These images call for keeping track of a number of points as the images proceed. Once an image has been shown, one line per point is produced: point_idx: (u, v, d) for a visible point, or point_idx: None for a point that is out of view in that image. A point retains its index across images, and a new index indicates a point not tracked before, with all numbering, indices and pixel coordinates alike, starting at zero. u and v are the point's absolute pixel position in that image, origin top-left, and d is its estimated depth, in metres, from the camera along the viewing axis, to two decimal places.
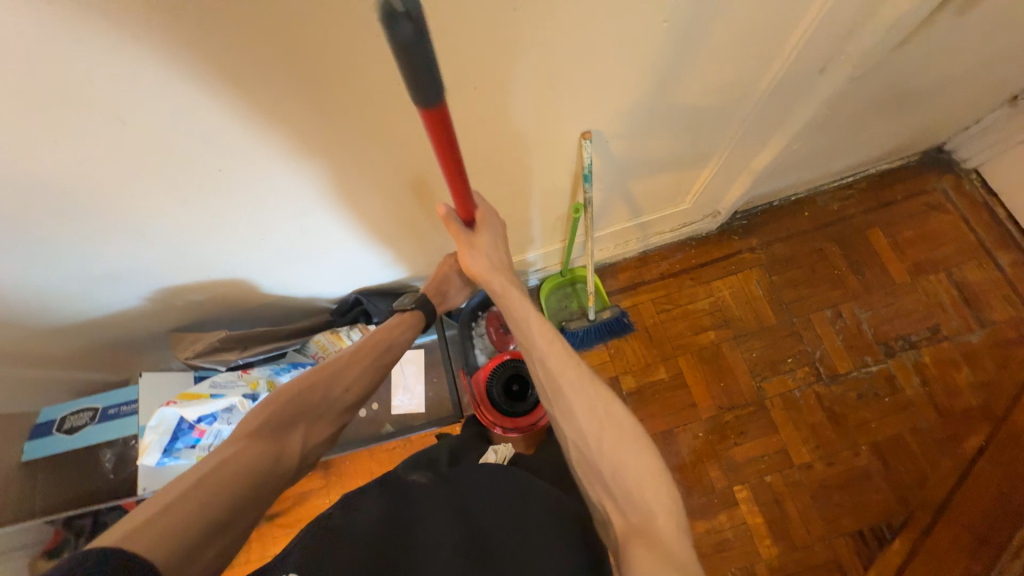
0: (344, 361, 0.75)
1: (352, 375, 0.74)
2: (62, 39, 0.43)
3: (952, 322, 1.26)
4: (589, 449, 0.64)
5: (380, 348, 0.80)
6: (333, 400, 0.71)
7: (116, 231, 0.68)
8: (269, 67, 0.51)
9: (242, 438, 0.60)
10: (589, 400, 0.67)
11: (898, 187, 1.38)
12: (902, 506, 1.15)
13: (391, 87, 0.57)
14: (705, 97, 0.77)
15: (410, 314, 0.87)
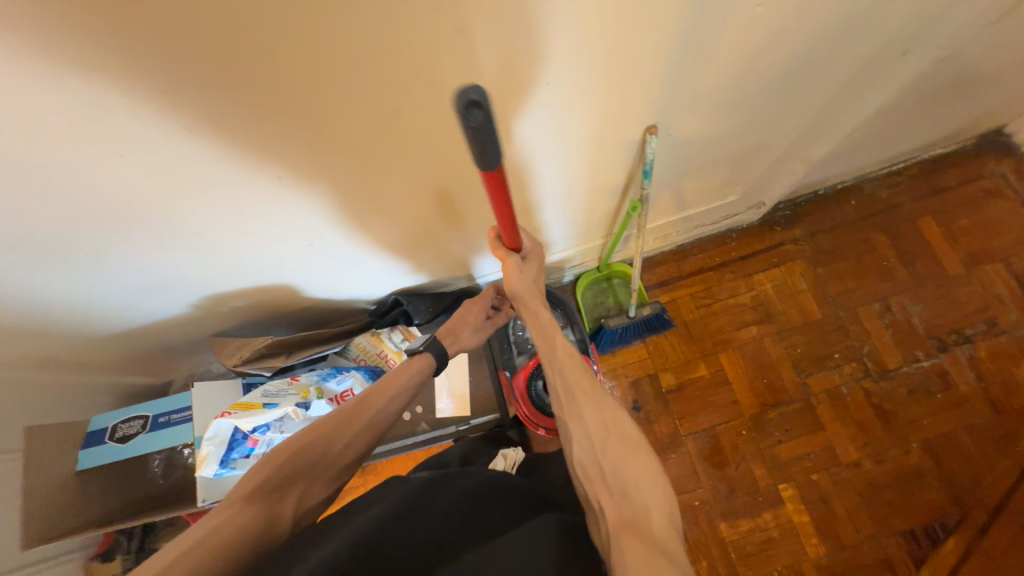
0: (346, 413, 0.69)
1: (352, 433, 0.68)
2: (128, 42, 0.41)
3: (1009, 315, 1.21)
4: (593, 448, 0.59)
5: (382, 400, 0.72)
6: (330, 463, 0.65)
7: (167, 238, 0.66)
8: (347, 61, 0.48)
9: (235, 501, 0.56)
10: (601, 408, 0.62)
11: (952, 172, 1.31)
12: (956, 505, 1.11)
13: (464, 79, 0.54)
14: (776, 85, 0.73)
15: (418, 357, 0.80)
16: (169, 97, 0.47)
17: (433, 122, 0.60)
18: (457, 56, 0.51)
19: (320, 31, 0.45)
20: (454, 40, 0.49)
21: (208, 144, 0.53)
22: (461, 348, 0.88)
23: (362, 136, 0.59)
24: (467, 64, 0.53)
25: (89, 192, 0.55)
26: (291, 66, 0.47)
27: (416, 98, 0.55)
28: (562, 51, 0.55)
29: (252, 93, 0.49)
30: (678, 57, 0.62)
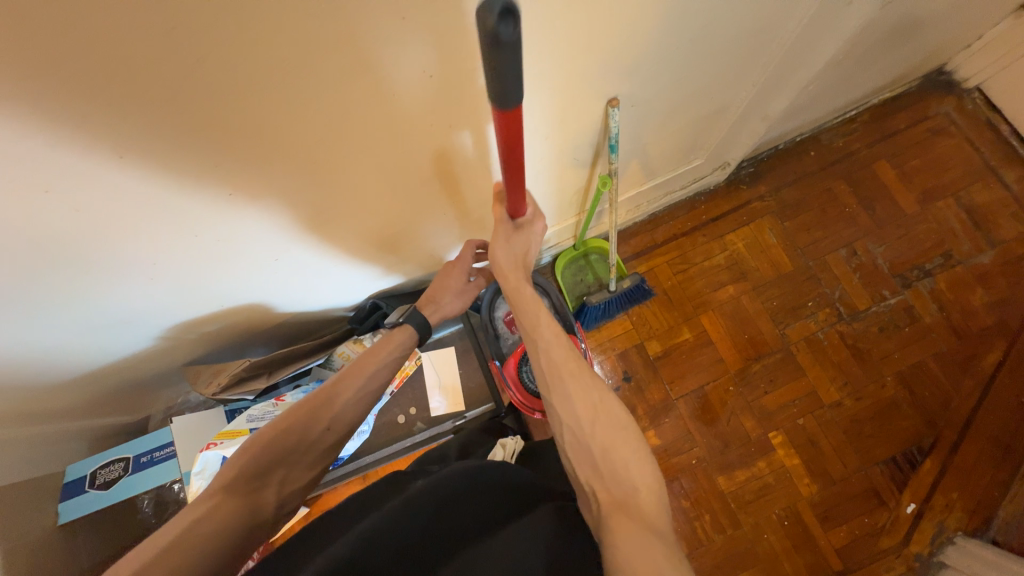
0: (316, 402, 0.67)
1: (335, 410, 0.67)
2: (48, 69, 0.37)
3: (964, 246, 1.27)
4: (579, 429, 0.61)
5: (364, 372, 0.72)
6: (310, 444, 0.64)
7: (117, 271, 0.61)
8: (289, 65, 0.45)
9: (215, 493, 0.55)
10: (586, 386, 0.64)
11: (901, 115, 1.35)
12: (931, 428, 1.19)
13: (418, 71, 0.52)
14: (731, 47, 0.73)
15: (399, 330, 0.80)
16: (96, 124, 0.43)
17: (391, 120, 0.57)
18: (406, 46, 0.49)
19: (254, 35, 0.41)
20: (400, 30, 0.47)
21: (148, 169, 0.49)
22: (442, 317, 0.87)
23: (316, 144, 0.56)
24: (419, 56, 0.50)
25: (19, 234, 0.50)
26: (226, 76, 0.44)
27: (369, 99, 0.53)
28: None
29: (189, 110, 0.45)
30: (635, 28, 0.60)
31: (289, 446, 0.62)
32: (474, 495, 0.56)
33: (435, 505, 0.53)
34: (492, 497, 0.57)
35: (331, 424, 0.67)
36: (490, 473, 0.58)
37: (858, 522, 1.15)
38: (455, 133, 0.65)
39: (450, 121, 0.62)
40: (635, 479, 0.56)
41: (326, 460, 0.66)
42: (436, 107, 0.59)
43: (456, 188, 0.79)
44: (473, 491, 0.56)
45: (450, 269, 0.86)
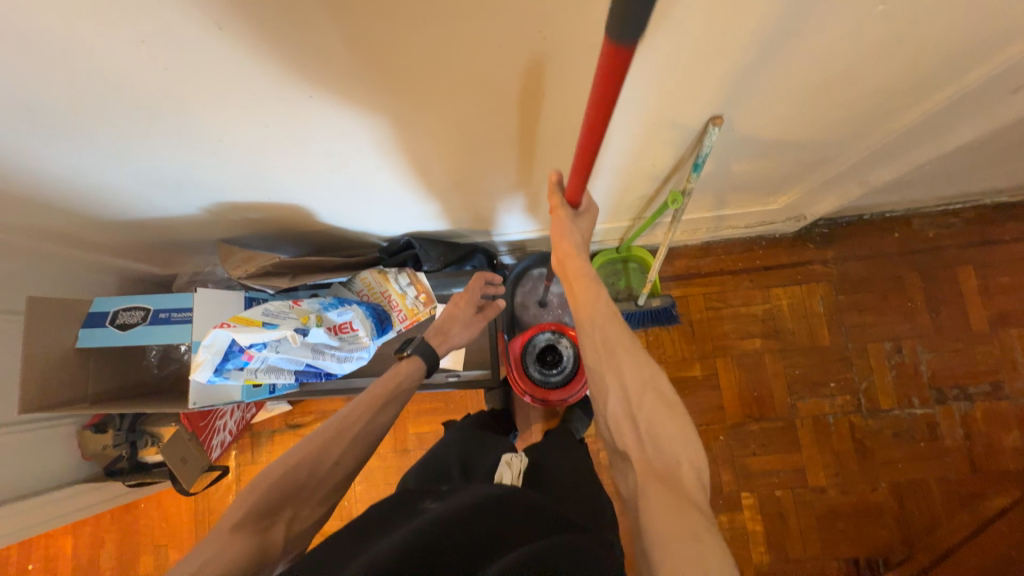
0: (334, 429, 0.68)
1: (349, 438, 0.68)
2: None
3: (1018, 382, 1.18)
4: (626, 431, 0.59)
5: (379, 401, 0.74)
6: (319, 481, 0.63)
7: (185, 138, 0.62)
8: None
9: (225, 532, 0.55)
10: (639, 363, 0.61)
11: (1010, 225, 1.23)
12: (905, 545, 1.16)
13: (531, 29, 0.48)
14: (864, 101, 0.66)
15: (407, 362, 0.83)
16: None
17: (487, 70, 0.54)
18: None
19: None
20: None
21: (244, 48, 0.48)
22: (449, 348, 0.91)
23: (407, 71, 0.53)
24: (539, 14, 0.47)
25: (104, 74, 0.50)
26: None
27: (475, 43, 0.50)
28: (646, 18, 0.48)
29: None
30: (773, 50, 0.54)
31: (300, 480, 0.62)
32: (473, 519, 0.57)
33: (443, 521, 0.56)
34: (495, 524, 0.58)
35: (340, 461, 0.66)
36: (490, 502, 0.61)
37: None
38: (545, 104, 0.62)
39: (546, 87, 0.59)
40: (679, 453, 0.56)
41: (330, 436, 0.67)
42: (537, 71, 0.55)
43: (525, 155, 0.76)
44: (478, 514, 0.58)
45: (459, 302, 0.92)
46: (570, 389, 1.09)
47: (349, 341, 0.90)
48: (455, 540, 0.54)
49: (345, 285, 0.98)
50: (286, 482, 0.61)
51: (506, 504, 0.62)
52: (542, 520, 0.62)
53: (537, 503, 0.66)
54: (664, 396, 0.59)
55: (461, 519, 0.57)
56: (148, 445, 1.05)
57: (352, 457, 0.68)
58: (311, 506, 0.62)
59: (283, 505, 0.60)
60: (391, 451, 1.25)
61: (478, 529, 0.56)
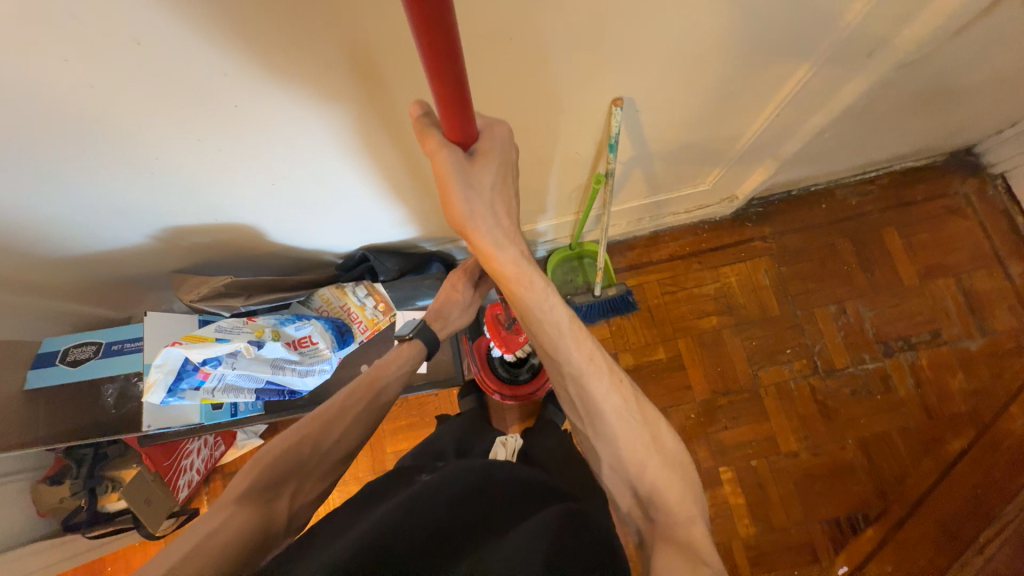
0: (334, 410, 0.70)
1: (344, 425, 0.70)
2: None
3: (954, 328, 1.26)
4: (626, 472, 0.61)
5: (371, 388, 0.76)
6: (322, 456, 0.66)
7: (126, 162, 0.65)
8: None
9: (230, 503, 0.56)
10: (634, 428, 0.62)
11: (920, 186, 1.35)
12: (880, 499, 1.19)
13: None
14: (747, 73, 0.74)
15: (407, 345, 0.85)
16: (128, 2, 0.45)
17: (401, 70, 0.59)
18: None
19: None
20: None
21: (167, 59, 0.51)
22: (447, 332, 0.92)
23: (327, 74, 0.58)
24: None
25: (37, 104, 0.53)
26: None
27: (385, 42, 0.55)
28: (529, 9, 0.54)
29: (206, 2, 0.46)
30: (653, 30, 0.61)
31: (302, 456, 0.64)
32: (468, 493, 0.62)
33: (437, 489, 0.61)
34: (486, 499, 0.63)
35: (339, 440, 0.69)
36: (481, 480, 0.65)
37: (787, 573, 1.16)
38: None
39: None
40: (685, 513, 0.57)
41: (323, 430, 0.67)
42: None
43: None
44: (471, 488, 0.63)
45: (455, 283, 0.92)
46: (537, 381, 1.12)
47: (310, 354, 0.91)
48: (450, 512, 0.58)
49: (303, 303, 1.00)
50: (290, 456, 0.63)
51: (498, 485, 0.66)
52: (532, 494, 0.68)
53: (529, 480, 0.71)
54: (668, 458, 0.62)
55: (456, 491, 0.62)
56: (109, 491, 1.01)
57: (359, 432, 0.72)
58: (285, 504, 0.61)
59: (287, 479, 0.62)
60: (371, 472, 1.22)
61: (475, 510, 0.60)
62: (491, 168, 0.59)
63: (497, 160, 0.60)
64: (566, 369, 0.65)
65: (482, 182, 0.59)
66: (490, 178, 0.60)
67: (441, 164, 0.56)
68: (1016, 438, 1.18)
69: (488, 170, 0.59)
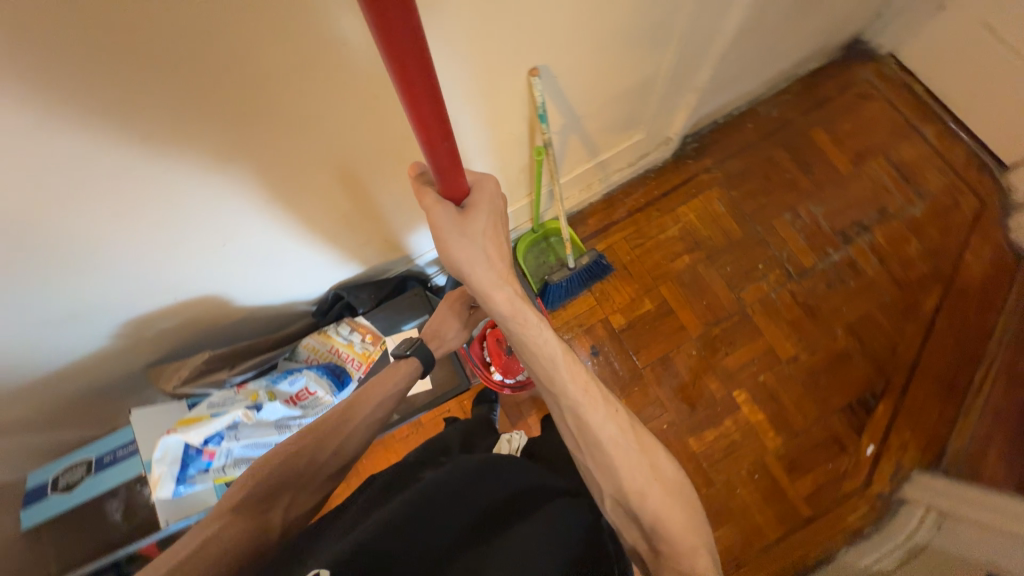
0: (336, 418, 0.74)
1: (343, 435, 0.73)
2: None
3: (896, 201, 1.35)
4: (629, 503, 0.62)
5: (372, 399, 0.79)
6: (319, 468, 0.69)
7: (67, 262, 0.63)
8: (199, 21, 0.46)
9: (225, 512, 0.59)
10: (633, 457, 0.65)
11: (829, 83, 1.44)
12: (882, 374, 1.26)
13: (330, 31, 0.54)
14: (642, 16, 0.78)
15: (406, 361, 0.87)
16: (24, 86, 0.44)
17: (317, 90, 0.60)
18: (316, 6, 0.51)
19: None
20: None
21: (79, 137, 0.50)
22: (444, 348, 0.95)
23: (243, 111, 0.57)
24: (332, 18, 0.53)
25: None
26: (135, 30, 0.44)
27: (290, 64, 0.55)
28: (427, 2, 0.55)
29: (103, 67, 0.46)
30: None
31: (298, 469, 0.67)
32: (472, 492, 0.60)
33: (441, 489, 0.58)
34: (491, 497, 0.60)
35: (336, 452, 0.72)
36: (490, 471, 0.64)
37: (822, 469, 1.21)
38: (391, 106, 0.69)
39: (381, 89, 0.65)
40: (690, 540, 0.60)
41: (319, 444, 0.71)
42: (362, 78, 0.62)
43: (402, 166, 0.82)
44: (475, 485, 0.61)
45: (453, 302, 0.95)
46: None
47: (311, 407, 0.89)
48: (453, 514, 0.56)
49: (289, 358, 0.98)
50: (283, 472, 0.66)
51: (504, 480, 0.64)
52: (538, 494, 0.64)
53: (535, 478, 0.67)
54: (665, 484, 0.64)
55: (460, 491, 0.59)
56: None
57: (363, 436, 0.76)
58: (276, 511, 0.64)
59: (282, 490, 0.65)
60: None
61: (482, 505, 0.59)
62: (485, 221, 0.69)
63: (487, 211, 0.69)
64: (562, 400, 0.68)
65: (476, 233, 0.68)
66: (481, 227, 0.68)
67: (434, 217, 0.65)
68: (978, 282, 1.28)
69: (479, 221, 0.68)
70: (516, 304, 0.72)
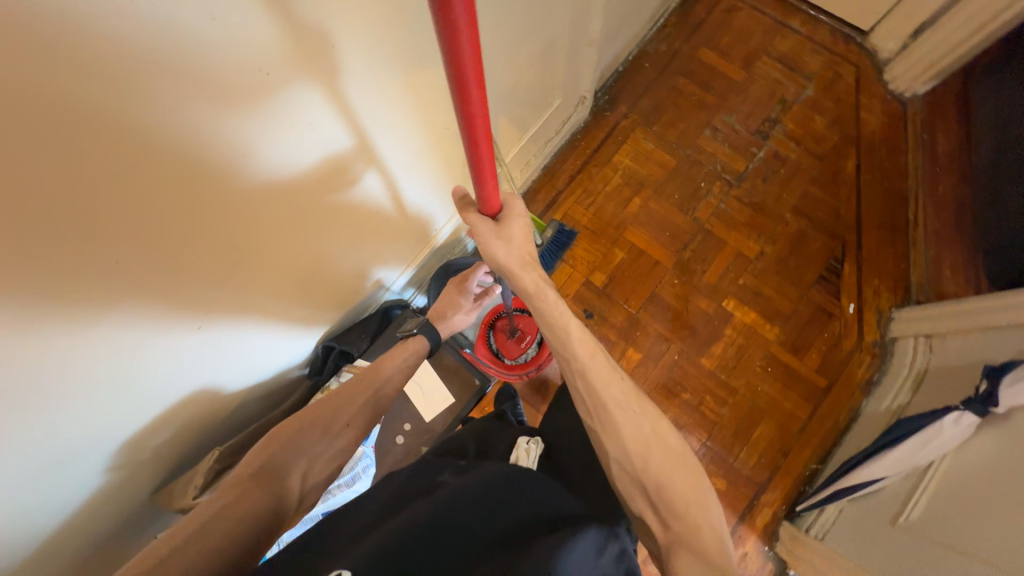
0: (346, 393, 0.85)
1: (351, 410, 0.83)
2: None
3: (790, 89, 1.49)
4: (635, 466, 0.65)
5: (374, 375, 0.89)
6: (330, 434, 0.78)
7: (41, 406, 0.58)
8: (117, 96, 0.44)
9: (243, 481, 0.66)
10: (635, 422, 0.67)
11: (699, 6, 1.56)
12: (836, 240, 1.38)
13: (253, 69, 0.53)
14: None
15: (413, 340, 0.98)
16: None
17: (253, 134, 0.59)
18: (236, 49, 0.50)
19: (48, 67, 0.39)
20: (217, 34, 0.48)
21: (14, 262, 0.46)
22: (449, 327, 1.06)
23: (183, 175, 0.55)
24: (252, 54, 0.52)
25: None
26: (47, 126, 0.42)
27: (219, 113, 0.54)
28: (333, 14, 0.56)
29: (26, 174, 0.42)
30: None
31: (306, 436, 0.75)
32: (487, 500, 0.60)
33: (457, 497, 0.59)
34: (504, 504, 0.60)
35: (349, 419, 0.81)
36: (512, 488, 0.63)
37: (822, 339, 1.31)
38: (326, 131, 0.68)
39: (315, 117, 0.65)
40: (692, 516, 0.62)
41: (320, 418, 0.79)
42: (302, 111, 0.63)
43: (359, 189, 0.83)
44: (488, 494, 0.61)
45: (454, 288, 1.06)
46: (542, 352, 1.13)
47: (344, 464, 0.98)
48: (463, 519, 0.56)
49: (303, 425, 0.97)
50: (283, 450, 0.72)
51: (521, 490, 0.62)
52: (553, 509, 0.61)
53: (553, 493, 0.64)
54: (671, 454, 0.67)
55: (474, 497, 0.60)
56: None
57: (362, 420, 0.83)
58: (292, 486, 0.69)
59: (296, 459, 0.72)
60: None
61: (501, 516, 0.58)
62: (520, 228, 0.74)
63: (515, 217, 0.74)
64: (572, 362, 0.70)
65: (510, 237, 0.73)
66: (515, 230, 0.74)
67: (475, 228, 0.72)
68: (880, 133, 1.44)
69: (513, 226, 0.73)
70: (541, 284, 0.72)
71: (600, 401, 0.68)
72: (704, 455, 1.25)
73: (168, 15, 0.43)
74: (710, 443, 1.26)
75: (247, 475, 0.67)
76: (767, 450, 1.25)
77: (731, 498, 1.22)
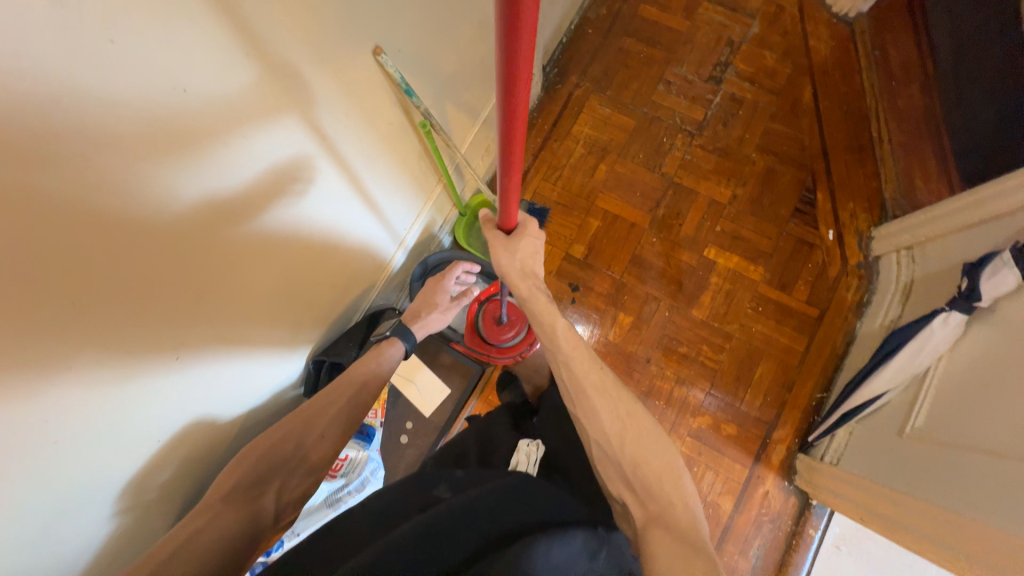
0: (324, 401, 0.87)
1: (326, 419, 0.85)
2: None
3: (736, 30, 1.48)
4: (612, 448, 0.65)
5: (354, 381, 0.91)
6: (305, 449, 0.80)
7: (31, 466, 0.57)
8: (40, 137, 0.43)
9: (209, 511, 0.67)
10: (616, 402, 0.69)
11: None
12: (805, 171, 1.38)
13: (169, 89, 0.53)
14: None
15: (388, 345, 0.98)
16: None
17: (191, 161, 0.59)
18: (142, 67, 0.49)
19: None
20: (117, 53, 0.46)
21: None
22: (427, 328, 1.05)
23: (130, 213, 0.54)
24: (161, 69, 0.51)
25: None
26: None
27: (146, 142, 0.53)
28: (231, 17, 0.55)
29: None
30: None
31: (287, 453, 0.78)
32: (482, 507, 0.58)
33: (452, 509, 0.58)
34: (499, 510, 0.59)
35: (320, 432, 0.83)
36: (508, 497, 0.61)
37: (807, 271, 1.31)
38: (262, 142, 0.68)
39: (246, 131, 0.65)
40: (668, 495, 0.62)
41: (295, 442, 0.80)
42: (240, 125, 0.63)
43: (322, 188, 0.84)
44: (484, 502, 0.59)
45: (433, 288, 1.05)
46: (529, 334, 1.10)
47: (350, 471, 1.00)
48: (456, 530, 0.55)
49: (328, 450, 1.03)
50: (267, 460, 0.77)
51: (517, 498, 0.61)
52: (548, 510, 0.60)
53: (548, 499, 0.63)
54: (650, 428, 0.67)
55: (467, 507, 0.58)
56: None
57: (335, 429, 0.84)
58: (270, 505, 0.72)
59: (270, 477, 0.75)
60: None
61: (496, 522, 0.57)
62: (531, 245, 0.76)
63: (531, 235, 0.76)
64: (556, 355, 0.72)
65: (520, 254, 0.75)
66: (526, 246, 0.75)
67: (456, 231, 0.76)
68: (831, 58, 1.44)
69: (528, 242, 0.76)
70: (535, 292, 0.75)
71: (553, 360, 0.72)
72: (711, 404, 1.26)
73: (64, 43, 0.42)
74: (715, 391, 1.27)
75: (217, 502, 0.69)
76: (771, 386, 1.26)
77: (744, 442, 1.23)
